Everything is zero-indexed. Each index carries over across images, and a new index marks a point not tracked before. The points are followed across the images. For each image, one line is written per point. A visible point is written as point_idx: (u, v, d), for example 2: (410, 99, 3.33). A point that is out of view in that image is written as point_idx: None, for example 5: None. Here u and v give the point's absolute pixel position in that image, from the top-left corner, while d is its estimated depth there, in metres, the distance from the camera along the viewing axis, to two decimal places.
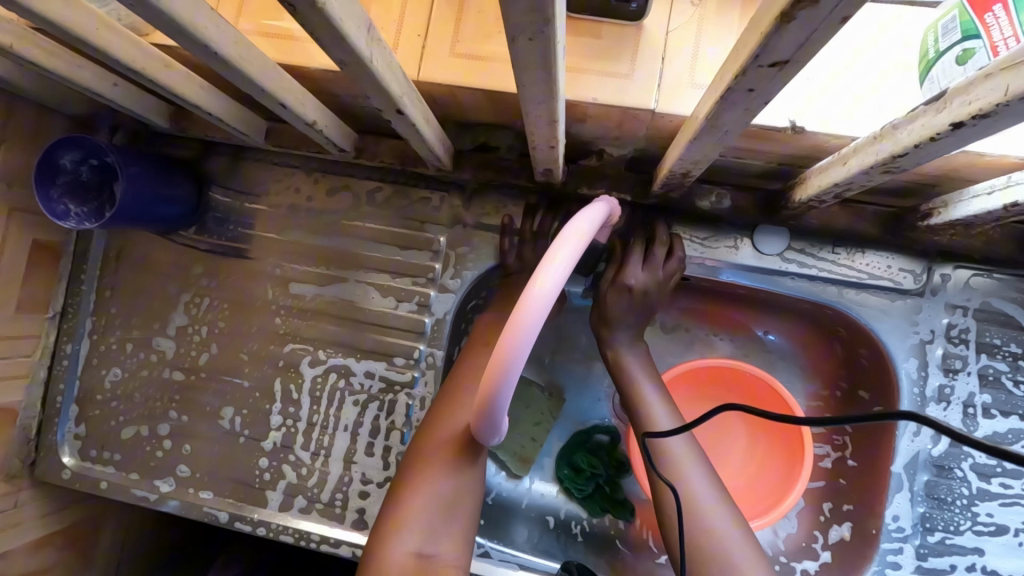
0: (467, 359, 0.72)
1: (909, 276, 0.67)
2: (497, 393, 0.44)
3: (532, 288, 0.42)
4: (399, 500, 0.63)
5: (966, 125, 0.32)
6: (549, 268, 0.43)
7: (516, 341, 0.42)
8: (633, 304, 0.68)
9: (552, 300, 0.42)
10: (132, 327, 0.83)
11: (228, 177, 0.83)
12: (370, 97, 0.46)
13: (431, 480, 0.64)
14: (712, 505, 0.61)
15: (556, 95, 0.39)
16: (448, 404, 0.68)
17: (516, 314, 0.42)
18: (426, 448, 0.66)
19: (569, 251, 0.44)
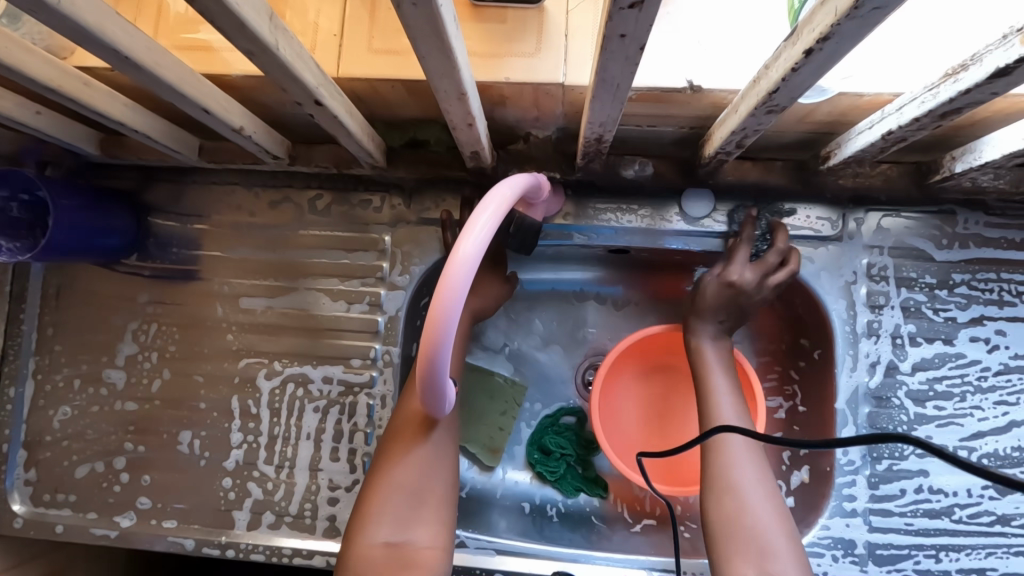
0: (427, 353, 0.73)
1: (827, 223, 0.71)
2: (436, 360, 0.45)
3: (458, 249, 0.44)
4: (370, 495, 0.63)
5: (815, 51, 0.36)
6: (473, 231, 0.45)
7: (448, 302, 0.43)
8: (728, 302, 0.68)
9: (479, 258, 0.45)
10: (79, 363, 0.81)
11: (166, 201, 0.82)
12: (287, 89, 0.48)
13: (401, 469, 0.64)
14: (762, 498, 0.59)
15: (456, 66, 0.42)
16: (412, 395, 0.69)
17: (445, 276, 0.44)
18: (392, 439, 0.66)
19: (490, 214, 0.47)
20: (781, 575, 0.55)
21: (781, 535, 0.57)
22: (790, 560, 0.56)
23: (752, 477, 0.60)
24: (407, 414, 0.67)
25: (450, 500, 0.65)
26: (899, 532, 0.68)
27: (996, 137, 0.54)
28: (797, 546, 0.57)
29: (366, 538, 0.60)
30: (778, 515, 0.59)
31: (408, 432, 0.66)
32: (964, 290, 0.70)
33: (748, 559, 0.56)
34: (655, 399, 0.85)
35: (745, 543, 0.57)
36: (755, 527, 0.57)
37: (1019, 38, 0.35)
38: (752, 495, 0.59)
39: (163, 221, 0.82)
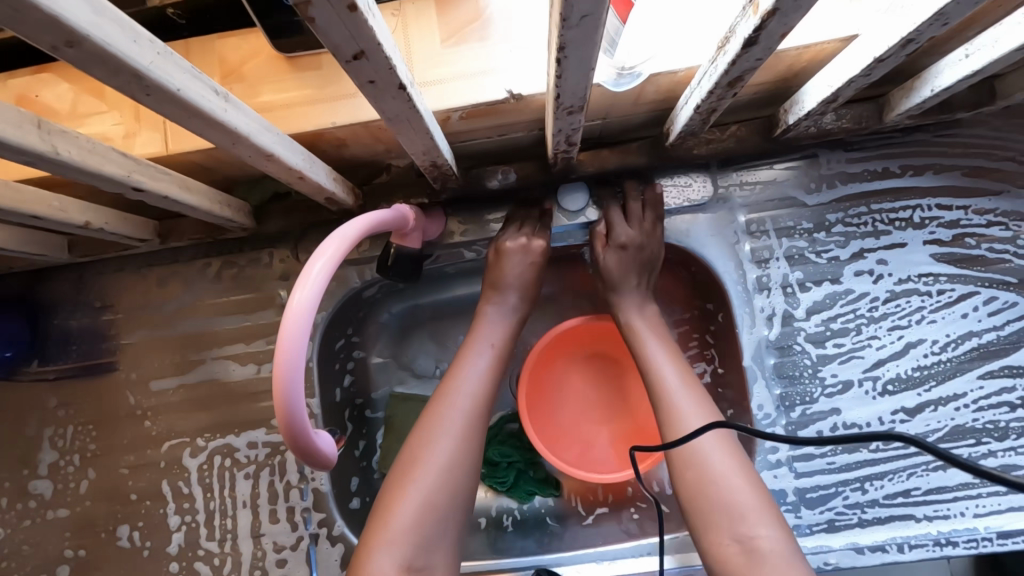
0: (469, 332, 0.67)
1: (699, 190, 0.72)
2: (290, 408, 0.45)
3: (292, 303, 0.45)
4: (398, 476, 0.57)
5: (562, 59, 0.37)
6: (307, 279, 0.46)
7: (288, 349, 0.44)
8: (628, 263, 0.69)
9: (316, 301, 0.46)
10: (2, 481, 0.79)
11: (57, 300, 0.81)
12: (97, 184, 0.47)
13: (439, 446, 0.58)
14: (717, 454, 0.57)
15: (244, 136, 0.42)
16: (455, 372, 0.64)
17: (282, 332, 0.45)
18: (434, 413, 0.61)
19: (325, 258, 0.47)
20: (754, 535, 0.53)
21: (748, 494, 0.55)
22: (764, 518, 0.54)
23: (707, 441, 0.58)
24: (449, 391, 0.62)
25: (476, 480, 0.60)
26: (823, 472, 0.70)
27: (811, 86, 0.55)
28: (768, 502, 0.55)
29: (398, 517, 0.54)
30: (741, 472, 0.57)
31: (449, 408, 0.61)
32: (841, 228, 0.72)
33: (721, 526, 0.54)
34: (582, 391, 0.86)
35: (715, 509, 0.55)
36: (720, 493, 0.55)
37: (751, 8, 0.37)
38: (712, 457, 0.57)
39: (58, 321, 0.81)
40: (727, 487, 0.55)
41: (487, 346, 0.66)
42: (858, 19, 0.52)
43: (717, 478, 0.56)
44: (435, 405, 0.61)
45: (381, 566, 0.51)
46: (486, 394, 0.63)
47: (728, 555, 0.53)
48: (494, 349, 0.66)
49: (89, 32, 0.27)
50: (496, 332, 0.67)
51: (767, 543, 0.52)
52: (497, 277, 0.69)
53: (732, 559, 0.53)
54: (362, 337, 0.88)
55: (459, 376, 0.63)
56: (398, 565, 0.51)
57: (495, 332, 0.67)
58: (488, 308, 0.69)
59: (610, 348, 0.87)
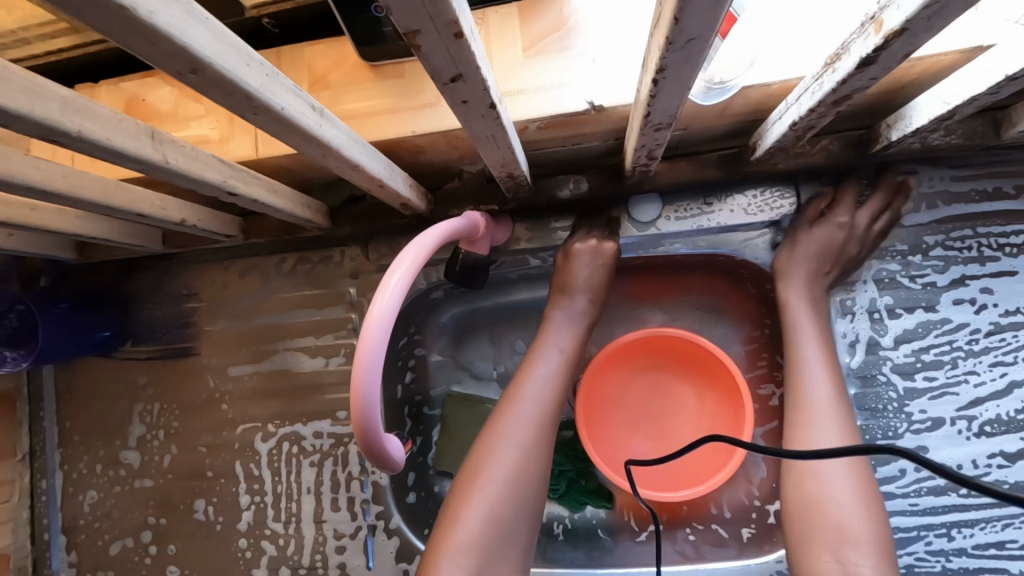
0: (536, 338, 0.67)
1: (783, 206, 0.68)
2: (366, 416, 0.46)
3: (372, 311, 0.46)
4: (466, 481, 0.57)
5: (660, 79, 0.35)
6: (387, 287, 0.47)
7: (366, 349, 0.45)
8: (829, 248, 0.65)
9: (395, 308, 0.47)
10: (97, 449, 0.87)
11: (149, 287, 0.87)
12: (196, 189, 0.50)
13: (506, 453, 0.58)
14: (842, 474, 0.55)
15: (336, 149, 0.43)
16: (523, 377, 0.64)
17: (361, 339, 0.46)
18: (501, 419, 0.61)
19: (404, 266, 0.48)
20: (858, 564, 0.51)
21: (861, 522, 0.53)
22: (868, 548, 0.52)
23: (833, 461, 0.56)
24: (516, 397, 0.62)
25: (541, 489, 0.59)
26: (904, 514, 0.65)
27: (921, 102, 0.51)
28: (879, 533, 0.53)
29: (466, 524, 0.54)
30: (860, 499, 0.54)
31: (516, 415, 0.61)
32: (940, 252, 0.67)
33: (825, 544, 0.53)
34: (640, 405, 0.84)
35: (825, 526, 0.54)
36: (834, 513, 0.54)
37: (871, 27, 0.34)
38: (833, 475, 0.55)
39: (149, 306, 0.87)
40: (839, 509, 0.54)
41: (555, 353, 0.65)
42: (984, 30, 0.47)
43: (834, 497, 0.54)
44: (502, 411, 0.61)
45: (450, 572, 0.51)
46: (552, 401, 0.63)
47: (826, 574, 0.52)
48: (562, 356, 0.66)
49: (211, 60, 0.28)
50: (564, 338, 0.67)
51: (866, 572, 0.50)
52: (565, 284, 0.69)
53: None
54: (423, 336, 0.90)
55: (526, 382, 0.63)
56: (466, 572, 0.52)
57: (564, 340, 0.67)
58: (553, 316, 0.69)
59: (672, 363, 0.84)
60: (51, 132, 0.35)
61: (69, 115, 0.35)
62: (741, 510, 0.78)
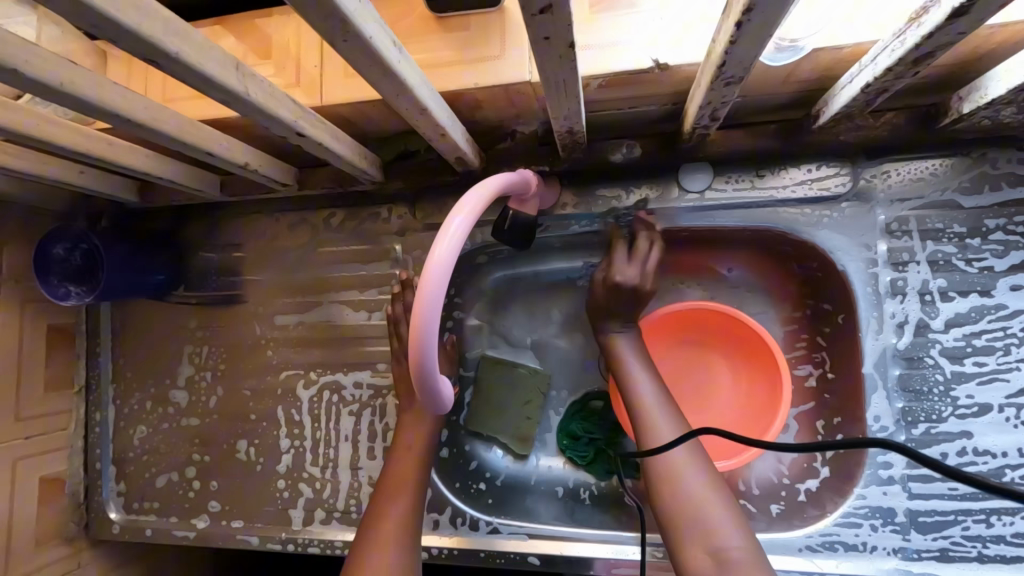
0: (394, 444, 0.75)
1: (837, 182, 0.68)
2: (423, 361, 0.47)
3: (432, 258, 0.46)
4: (367, 550, 0.66)
5: (744, 22, 0.35)
6: (448, 234, 0.47)
7: (428, 287, 0.46)
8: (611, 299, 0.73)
9: (455, 252, 0.47)
10: (148, 386, 0.91)
11: (204, 234, 0.90)
12: (268, 126, 0.52)
13: (398, 528, 0.67)
14: (699, 479, 0.60)
15: (410, 89, 0.44)
16: (392, 471, 0.72)
17: (421, 285, 0.46)
18: (387, 503, 0.70)
19: (467, 215, 0.49)
20: (727, 547, 0.56)
21: (718, 512, 0.58)
22: (736, 535, 0.57)
23: (688, 464, 0.61)
24: (387, 513, 0.68)
25: None
26: (942, 498, 0.64)
27: (1000, 72, 0.49)
28: (746, 530, 0.57)
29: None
30: (719, 495, 0.60)
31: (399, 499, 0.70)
32: (1001, 236, 0.65)
33: (694, 537, 0.57)
34: (675, 376, 0.85)
35: (692, 523, 0.58)
36: (698, 509, 0.58)
37: None
38: (689, 481, 0.60)
39: (202, 253, 0.91)
40: (705, 507, 0.58)
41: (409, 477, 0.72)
42: None
43: (686, 499, 0.59)
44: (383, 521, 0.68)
45: None
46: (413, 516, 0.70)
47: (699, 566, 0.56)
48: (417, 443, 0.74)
49: None
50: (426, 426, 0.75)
51: (737, 556, 0.55)
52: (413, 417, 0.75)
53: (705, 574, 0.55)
54: (462, 299, 0.92)
55: (404, 470, 0.72)
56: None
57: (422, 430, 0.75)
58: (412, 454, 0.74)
59: (708, 339, 0.85)
60: (155, 50, 0.36)
61: (168, 36, 0.37)
62: (770, 487, 0.79)
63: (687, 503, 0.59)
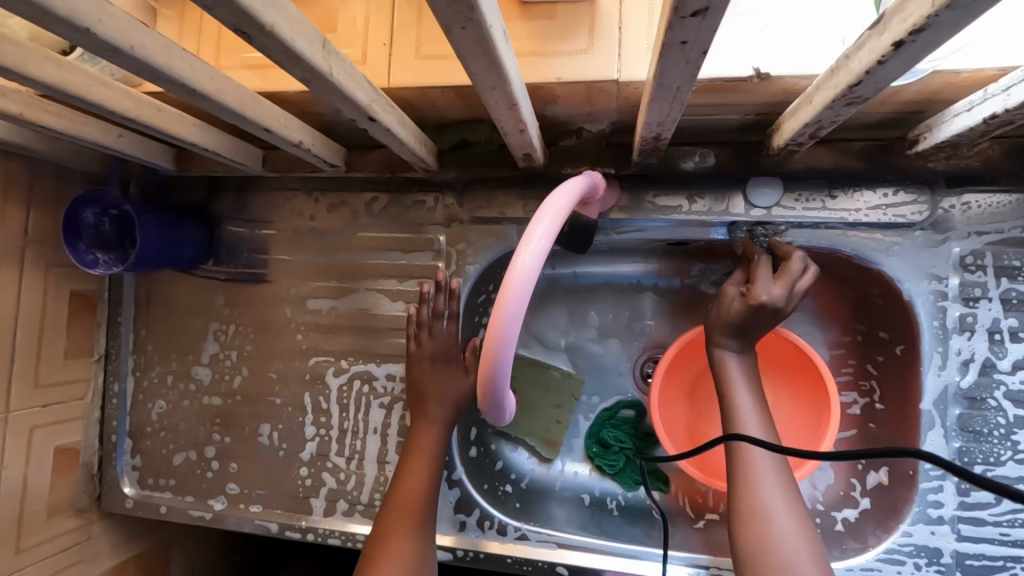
0: (401, 461, 0.73)
1: (914, 209, 0.65)
2: (496, 371, 0.45)
3: (515, 264, 0.44)
4: (368, 572, 0.64)
5: (906, 43, 0.32)
6: (532, 238, 0.45)
7: (509, 301, 0.43)
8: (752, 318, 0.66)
9: (539, 263, 0.45)
10: (170, 361, 0.88)
11: (236, 208, 0.87)
12: (340, 109, 0.48)
13: (403, 553, 0.66)
14: (779, 506, 0.58)
15: (507, 82, 0.41)
16: (397, 493, 0.71)
17: (502, 292, 0.44)
18: (392, 526, 0.68)
19: (552, 220, 0.47)
20: None
21: (799, 543, 0.55)
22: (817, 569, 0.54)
23: (773, 490, 0.59)
24: (393, 540, 0.66)
25: None
26: (992, 542, 0.63)
27: None
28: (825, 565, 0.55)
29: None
30: (802, 524, 0.57)
31: (405, 521, 0.68)
32: None
33: (771, 566, 0.55)
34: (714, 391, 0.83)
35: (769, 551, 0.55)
36: (776, 537, 0.56)
37: None
38: (772, 506, 0.58)
39: (233, 227, 0.87)
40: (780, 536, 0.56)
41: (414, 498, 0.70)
42: None
43: (767, 524, 0.57)
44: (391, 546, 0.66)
45: None
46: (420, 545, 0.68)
47: None
48: (425, 458, 0.72)
49: None
50: (431, 444, 0.73)
51: None
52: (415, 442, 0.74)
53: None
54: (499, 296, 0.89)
55: (408, 491, 0.70)
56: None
57: (427, 445, 0.73)
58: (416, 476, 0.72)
59: None
60: (250, 21, 0.33)
61: (265, 7, 0.33)
62: (803, 513, 0.77)
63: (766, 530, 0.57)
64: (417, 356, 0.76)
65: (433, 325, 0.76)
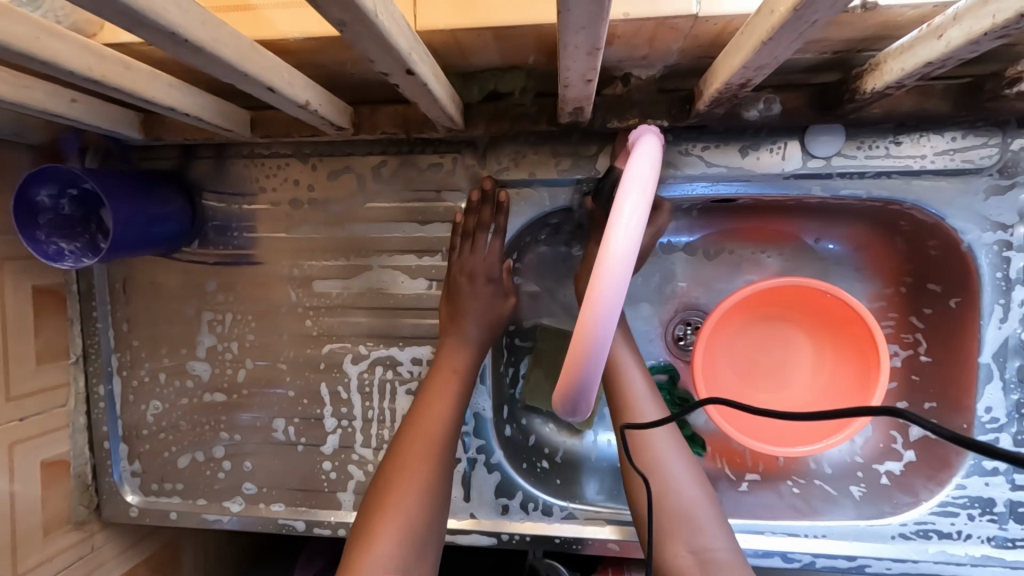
0: (426, 382, 0.69)
1: (984, 154, 0.61)
2: (584, 376, 0.39)
3: (606, 250, 0.37)
4: (385, 496, 0.62)
5: None
6: (621, 217, 0.38)
7: (603, 295, 0.37)
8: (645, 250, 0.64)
9: (635, 244, 0.38)
10: (160, 357, 0.79)
11: (218, 181, 0.76)
12: (373, 60, 0.39)
13: (421, 480, 0.63)
14: (681, 475, 0.61)
15: (601, 19, 0.32)
16: (418, 419, 0.67)
17: (592, 285, 0.38)
18: (410, 453, 0.65)
19: (642, 190, 0.39)
20: (711, 545, 0.58)
21: (700, 507, 0.60)
22: (718, 532, 0.59)
23: (674, 459, 0.62)
24: (404, 467, 0.64)
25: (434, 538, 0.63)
26: None
27: None
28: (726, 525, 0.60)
29: (384, 539, 0.59)
30: (701, 487, 0.61)
31: (424, 453, 0.65)
32: None
33: (679, 539, 0.58)
34: (754, 355, 0.80)
35: (676, 524, 0.59)
36: (680, 508, 0.60)
37: None
38: (673, 476, 0.61)
39: (218, 203, 0.76)
40: (686, 506, 0.60)
41: (427, 432, 0.66)
42: None
43: (674, 495, 0.60)
44: (398, 475, 0.64)
45: None
46: (433, 476, 0.64)
47: (683, 565, 0.57)
48: (454, 378, 0.68)
49: None
50: (462, 365, 0.69)
51: (721, 555, 0.57)
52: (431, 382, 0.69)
53: (686, 570, 0.57)
54: (522, 265, 0.82)
55: (430, 417, 0.67)
56: (392, 568, 0.58)
57: (458, 366, 0.69)
58: (443, 407, 0.67)
59: (796, 316, 0.80)
60: None
61: None
62: (844, 469, 0.77)
63: (667, 503, 0.60)
64: (457, 267, 0.70)
65: (474, 241, 0.70)
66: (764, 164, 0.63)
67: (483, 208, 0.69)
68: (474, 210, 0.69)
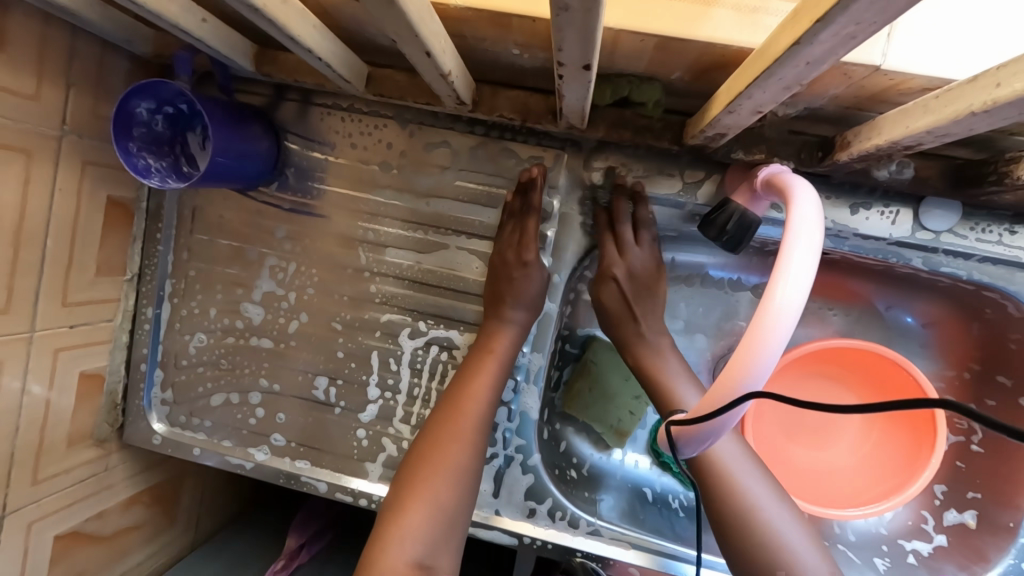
0: (469, 363, 0.68)
1: None
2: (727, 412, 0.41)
3: (773, 300, 0.39)
4: (417, 480, 0.61)
5: None
6: (783, 285, 0.40)
7: (766, 341, 0.39)
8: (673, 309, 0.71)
9: (800, 298, 0.39)
10: (214, 291, 0.77)
11: (308, 128, 0.74)
12: (560, 48, 0.37)
13: (454, 462, 0.62)
14: (763, 497, 0.62)
15: (830, 58, 0.31)
16: (461, 399, 0.65)
17: (755, 329, 0.39)
18: (446, 429, 0.64)
19: (809, 248, 0.41)
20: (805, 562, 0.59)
21: (789, 528, 0.61)
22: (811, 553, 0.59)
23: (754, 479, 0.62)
24: (441, 448, 0.63)
25: (465, 519, 0.62)
26: None
27: None
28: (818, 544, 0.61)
29: (414, 517, 0.58)
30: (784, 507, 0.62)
31: (459, 436, 0.64)
32: None
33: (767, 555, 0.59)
34: (805, 412, 0.79)
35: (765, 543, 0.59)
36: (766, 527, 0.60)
37: None
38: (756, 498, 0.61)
39: (303, 150, 0.74)
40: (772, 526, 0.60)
41: (472, 412, 0.65)
42: None
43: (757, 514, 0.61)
44: (434, 453, 0.63)
45: (393, 558, 0.56)
46: (470, 460, 0.64)
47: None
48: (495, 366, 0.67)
49: None
50: (503, 350, 0.68)
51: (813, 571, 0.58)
52: (482, 353, 0.68)
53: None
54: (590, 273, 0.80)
55: (472, 401, 0.65)
56: (420, 550, 0.57)
57: (509, 361, 0.69)
58: (485, 393, 0.66)
59: (853, 380, 0.78)
60: None
61: None
62: (869, 539, 0.76)
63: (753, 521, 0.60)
64: (515, 260, 0.68)
65: (523, 225, 0.69)
66: (876, 226, 0.62)
67: (530, 191, 0.68)
68: (524, 190, 0.68)
